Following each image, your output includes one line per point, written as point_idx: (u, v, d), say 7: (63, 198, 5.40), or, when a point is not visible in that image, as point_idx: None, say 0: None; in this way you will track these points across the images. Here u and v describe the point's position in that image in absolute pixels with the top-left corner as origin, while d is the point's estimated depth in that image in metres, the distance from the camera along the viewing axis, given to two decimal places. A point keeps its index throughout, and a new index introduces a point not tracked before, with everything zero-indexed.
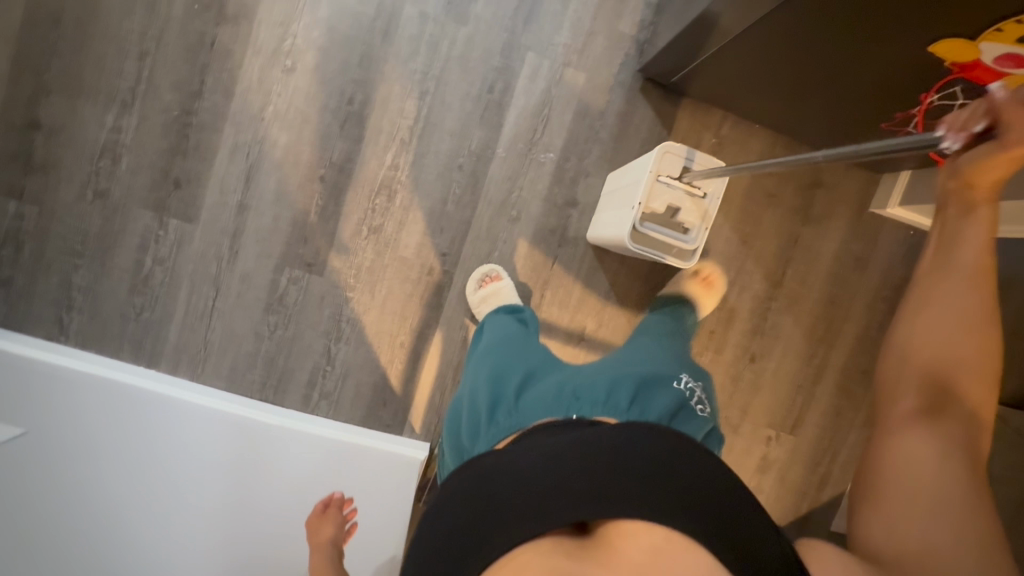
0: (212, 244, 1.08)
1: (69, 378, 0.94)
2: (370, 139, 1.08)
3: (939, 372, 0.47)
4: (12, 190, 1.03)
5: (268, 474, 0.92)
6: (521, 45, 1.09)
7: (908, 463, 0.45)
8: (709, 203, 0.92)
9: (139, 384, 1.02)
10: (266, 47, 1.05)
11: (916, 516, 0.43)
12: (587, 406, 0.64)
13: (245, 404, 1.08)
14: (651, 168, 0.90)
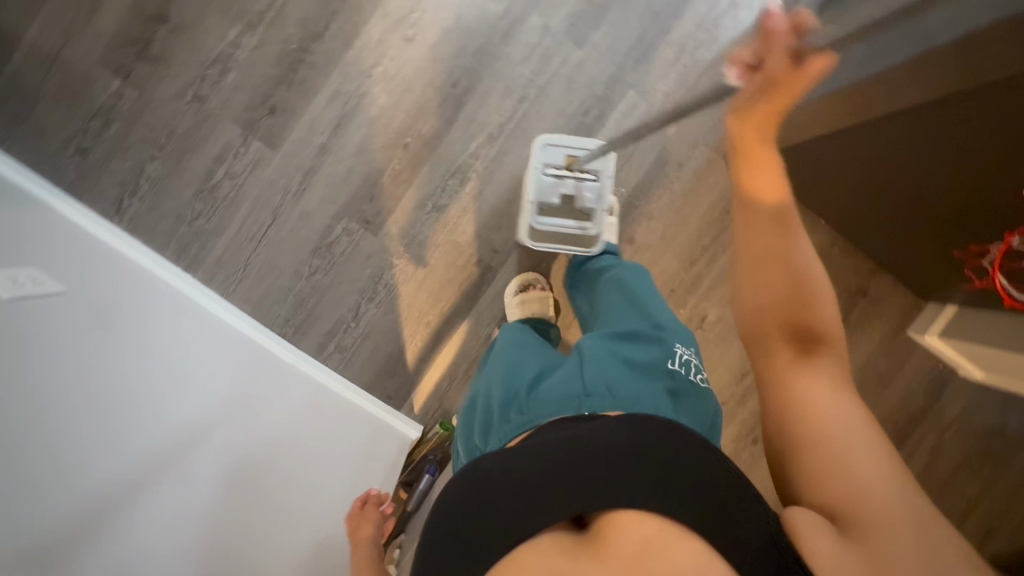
0: (284, 175, 1.11)
1: (75, 255, 0.88)
2: (461, 124, 1.12)
3: (788, 318, 0.54)
4: (119, 70, 1.07)
5: (260, 397, 0.94)
6: (626, 82, 1.14)
7: (807, 417, 0.50)
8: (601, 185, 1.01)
9: (141, 270, 0.98)
10: (395, 13, 1.09)
11: (835, 460, 0.48)
12: (598, 402, 0.65)
13: (247, 320, 1.08)
14: (533, 167, 1.02)
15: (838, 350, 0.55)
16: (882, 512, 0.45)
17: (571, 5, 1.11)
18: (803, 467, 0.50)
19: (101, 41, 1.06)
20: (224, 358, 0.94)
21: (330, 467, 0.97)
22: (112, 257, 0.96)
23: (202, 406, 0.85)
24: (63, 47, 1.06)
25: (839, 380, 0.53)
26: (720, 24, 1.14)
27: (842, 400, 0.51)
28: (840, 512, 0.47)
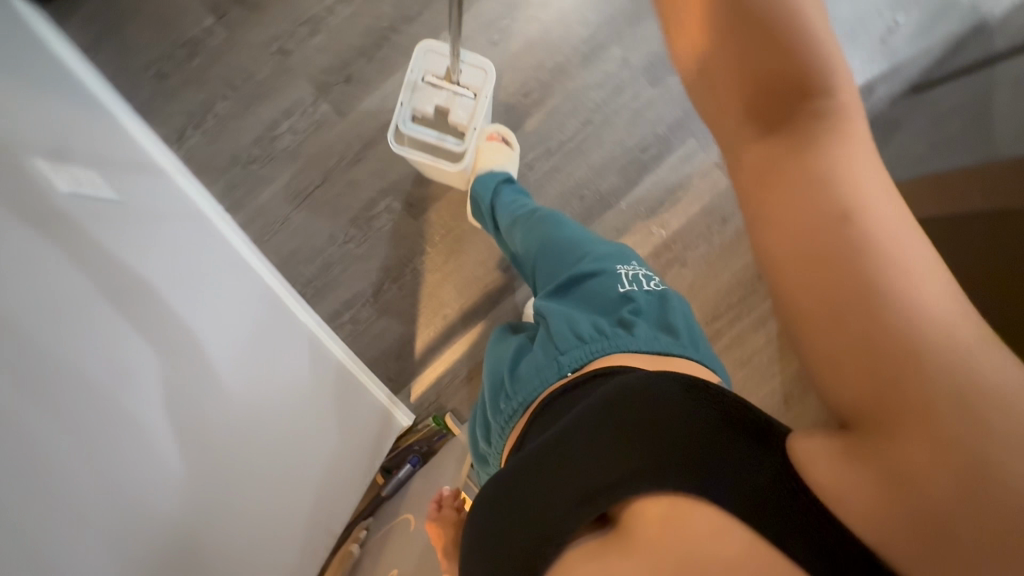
0: (343, 142, 1.13)
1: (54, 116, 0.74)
2: (522, 133, 1.14)
3: (760, 97, 0.31)
4: (216, 9, 1.10)
5: (260, 370, 0.85)
6: (690, 129, 1.15)
7: (799, 291, 0.31)
8: (478, 103, 1.01)
9: (115, 159, 0.85)
10: (486, 16, 1.13)
11: (849, 346, 0.30)
12: (574, 350, 0.66)
13: (262, 262, 1.08)
14: (410, 74, 1.00)
15: (846, 102, 0.32)
16: (923, 408, 0.29)
17: (653, 46, 1.14)
18: (811, 357, 0.32)
19: None
20: (183, 269, 0.81)
21: (281, 413, 0.86)
22: (90, 132, 0.82)
23: (164, 319, 0.71)
24: None
25: (846, 170, 0.30)
26: None
27: (862, 217, 0.30)
28: (860, 416, 0.32)
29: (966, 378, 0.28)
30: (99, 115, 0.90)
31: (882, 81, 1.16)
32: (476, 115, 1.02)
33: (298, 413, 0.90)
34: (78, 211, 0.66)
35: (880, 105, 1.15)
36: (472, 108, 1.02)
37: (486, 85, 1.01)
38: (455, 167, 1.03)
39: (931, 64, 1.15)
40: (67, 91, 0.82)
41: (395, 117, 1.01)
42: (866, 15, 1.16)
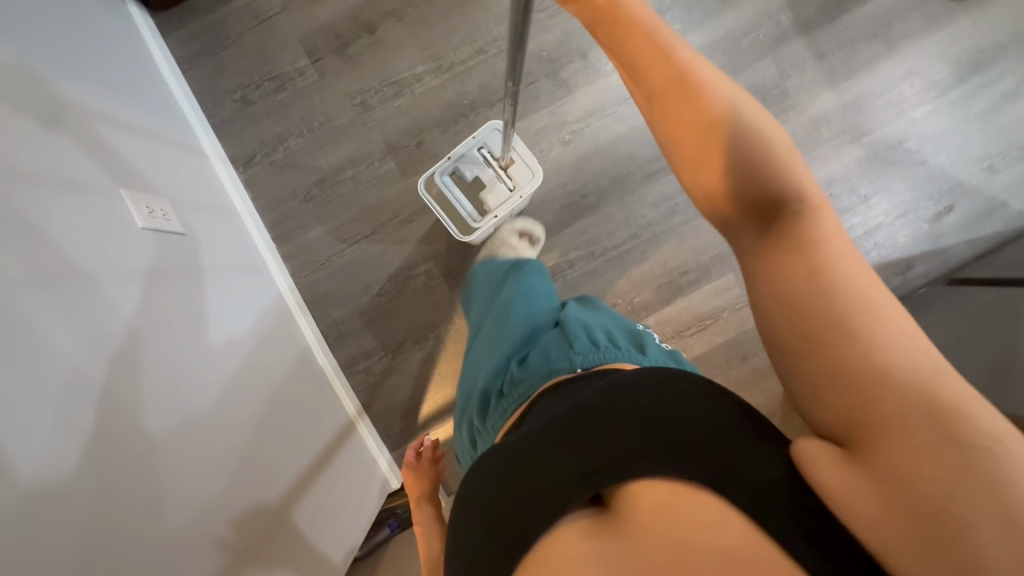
0: (401, 200, 1.17)
1: (97, 135, 0.82)
2: (571, 231, 1.17)
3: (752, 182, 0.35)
4: (313, 52, 1.15)
5: (227, 351, 0.88)
6: (730, 264, 1.18)
7: (784, 330, 0.35)
8: (512, 196, 1.06)
9: (166, 191, 0.93)
10: (564, 115, 1.17)
11: (831, 379, 0.33)
12: (591, 353, 0.63)
13: (301, 302, 1.15)
14: (468, 141, 1.06)
15: (815, 192, 0.36)
16: (900, 428, 0.31)
17: None
18: (800, 386, 0.35)
19: (311, 24, 1.15)
20: (171, 237, 0.87)
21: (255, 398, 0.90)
22: (143, 160, 0.90)
23: (145, 277, 0.78)
24: (278, 14, 1.15)
25: (822, 237, 0.35)
26: None
27: (833, 271, 0.34)
28: (849, 433, 0.33)
29: (929, 400, 0.31)
30: (138, 98, 0.98)
31: (923, 260, 1.18)
32: (504, 206, 1.07)
33: (259, 399, 0.90)
34: (102, 168, 0.80)
35: (915, 283, 1.18)
36: (505, 197, 1.07)
37: (529, 185, 1.06)
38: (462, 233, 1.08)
39: (973, 256, 1.18)
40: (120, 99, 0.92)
41: (437, 166, 1.07)
42: (924, 195, 1.19)
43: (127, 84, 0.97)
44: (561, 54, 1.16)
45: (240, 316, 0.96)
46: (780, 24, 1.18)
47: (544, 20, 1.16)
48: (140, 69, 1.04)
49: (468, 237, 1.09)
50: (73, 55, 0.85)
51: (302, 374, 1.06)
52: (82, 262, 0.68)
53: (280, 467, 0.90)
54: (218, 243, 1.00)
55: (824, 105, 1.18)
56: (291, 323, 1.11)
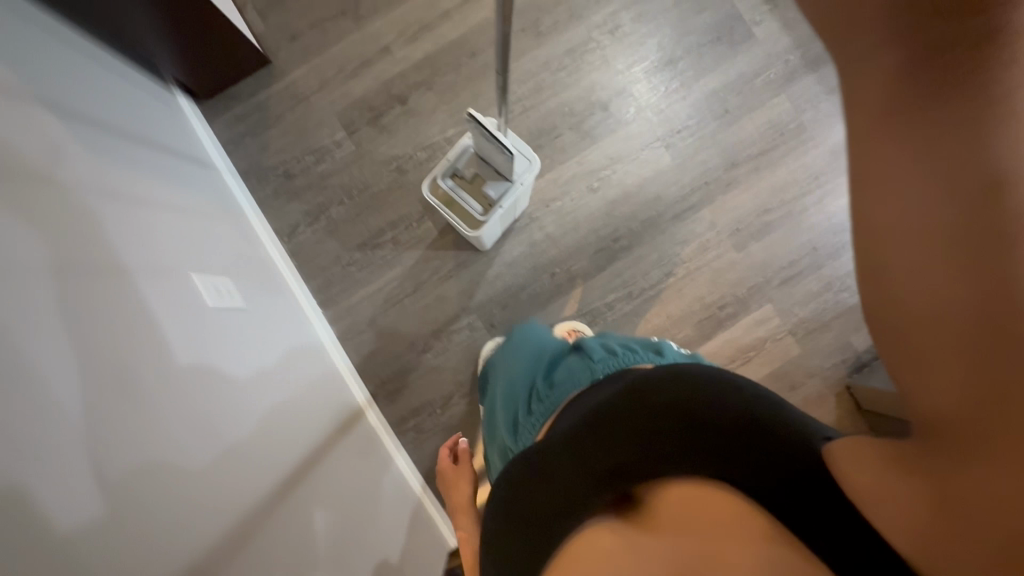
0: (440, 258, 1.20)
1: (167, 218, 0.87)
2: (608, 274, 1.20)
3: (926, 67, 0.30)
4: (349, 125, 1.22)
5: (239, 372, 0.85)
6: (766, 295, 1.20)
7: (910, 267, 0.30)
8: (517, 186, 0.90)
9: (227, 269, 0.97)
10: (590, 164, 1.21)
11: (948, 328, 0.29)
12: (611, 362, 0.72)
13: (349, 365, 1.18)
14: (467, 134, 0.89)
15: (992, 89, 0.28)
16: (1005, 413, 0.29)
17: (742, 213, 1.21)
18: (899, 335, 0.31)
19: (345, 100, 1.23)
20: (180, 254, 0.86)
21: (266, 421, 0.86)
22: (206, 241, 0.95)
23: (155, 294, 0.75)
24: (314, 94, 1.23)
25: (992, 145, 0.28)
26: None
27: (998, 210, 0.28)
28: (939, 409, 0.31)
29: None
30: (150, 135, 1.00)
31: None
32: (509, 198, 0.91)
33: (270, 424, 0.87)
34: (116, 186, 0.79)
35: None
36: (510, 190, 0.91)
37: (534, 171, 0.89)
38: (471, 234, 0.94)
39: None
40: (129, 130, 0.94)
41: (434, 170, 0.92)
42: None
43: (185, 173, 1.03)
44: (583, 108, 1.22)
45: (255, 340, 0.94)
46: (789, 63, 1.23)
47: (565, 77, 1.23)
48: (152, 111, 1.06)
49: (478, 237, 0.95)
50: (81, 85, 0.86)
51: (321, 406, 1.03)
52: (108, 303, 0.65)
53: (343, 536, 0.91)
54: (231, 267, 0.99)
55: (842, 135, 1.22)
56: (313, 356, 1.10)
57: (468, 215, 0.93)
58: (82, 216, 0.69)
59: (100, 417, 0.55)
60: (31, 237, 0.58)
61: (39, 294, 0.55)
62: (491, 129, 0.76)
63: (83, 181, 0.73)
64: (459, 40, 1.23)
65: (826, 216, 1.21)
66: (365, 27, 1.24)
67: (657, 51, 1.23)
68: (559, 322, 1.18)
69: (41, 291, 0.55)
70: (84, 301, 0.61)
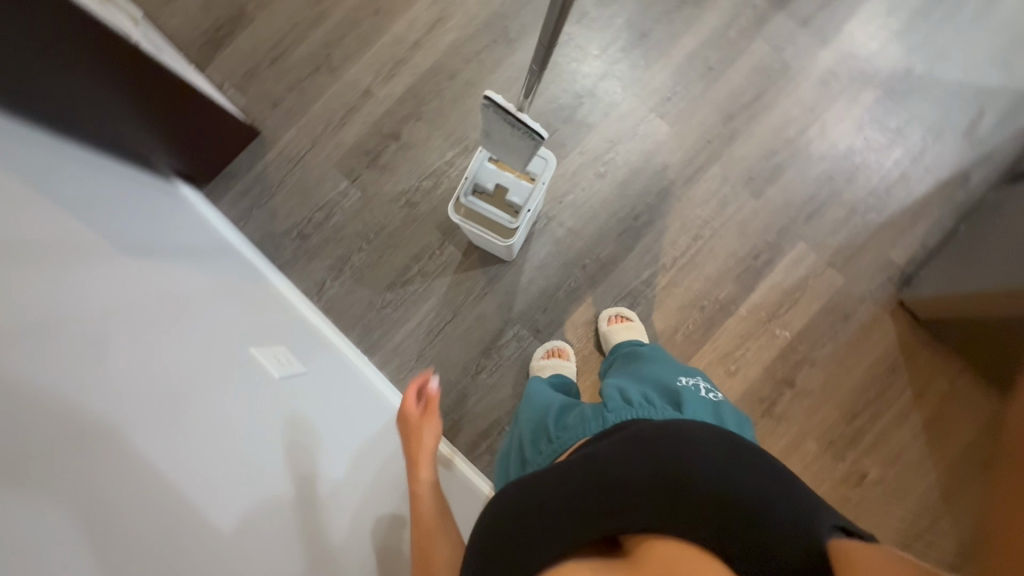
0: (470, 278, 1.20)
1: (206, 308, 0.87)
2: (638, 253, 1.20)
3: None
4: (350, 173, 1.23)
5: (291, 425, 0.82)
6: (796, 233, 1.20)
7: None
8: (540, 188, 0.91)
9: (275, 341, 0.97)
10: (592, 151, 1.22)
11: None
12: (622, 413, 0.74)
13: None
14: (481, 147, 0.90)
15: None
16: None
17: (750, 161, 1.21)
18: None
19: (340, 150, 1.24)
20: (206, 321, 0.84)
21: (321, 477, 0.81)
22: (247, 319, 0.96)
23: (192, 358, 0.73)
24: (308, 152, 1.24)
25: None
26: (891, 191, 1.20)
27: None
28: None
29: None
30: (146, 217, 0.98)
31: (976, 168, 1.20)
32: (534, 200, 0.91)
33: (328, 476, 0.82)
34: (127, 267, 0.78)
35: (980, 192, 1.19)
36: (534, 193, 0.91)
37: (552, 169, 0.90)
38: (505, 245, 0.93)
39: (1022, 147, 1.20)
40: (123, 215, 0.92)
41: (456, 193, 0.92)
42: (950, 110, 1.21)
43: (207, 258, 1.04)
44: (571, 99, 1.23)
45: (303, 391, 0.91)
46: (757, 7, 1.24)
47: (545, 75, 1.24)
48: (147, 196, 1.06)
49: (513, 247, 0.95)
50: (66, 174, 0.85)
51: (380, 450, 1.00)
52: (143, 371, 0.63)
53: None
54: (259, 327, 0.97)
55: (826, 62, 1.23)
56: (367, 401, 1.08)
57: (498, 228, 0.93)
58: (136, 323, 0.68)
59: (166, 520, 0.53)
60: (73, 330, 0.57)
61: (90, 387, 0.54)
62: (512, 111, 0.68)
63: (125, 290, 0.73)
64: (436, 67, 1.24)
65: (832, 143, 1.21)
66: (342, 76, 1.25)
67: (628, 27, 1.24)
68: (606, 309, 1.18)
69: (121, 416, 0.55)
70: (114, 374, 0.58)
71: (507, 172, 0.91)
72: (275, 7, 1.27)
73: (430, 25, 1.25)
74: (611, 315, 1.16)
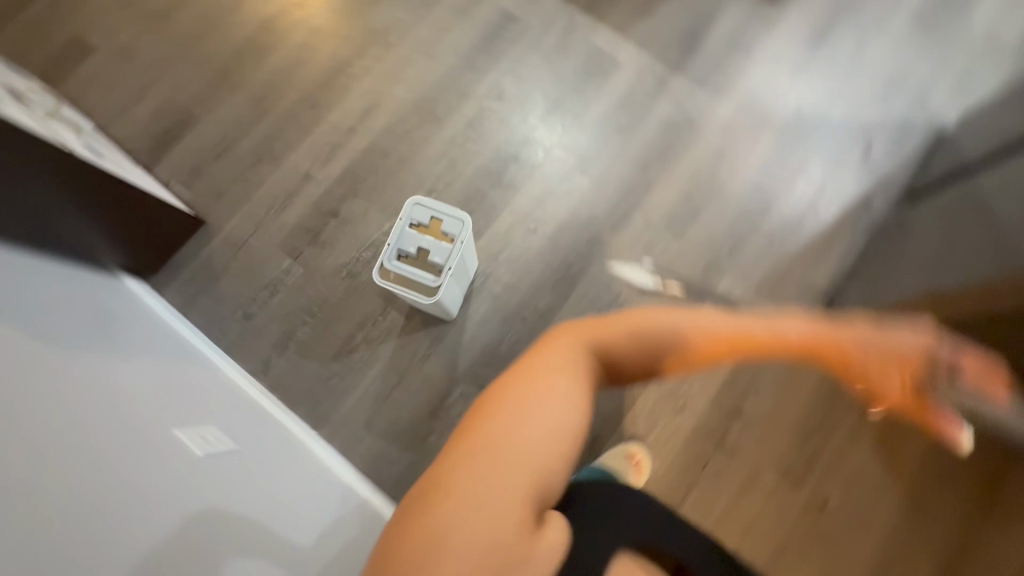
0: (414, 340, 1.22)
1: (117, 400, 0.80)
2: (574, 300, 1.24)
3: None
4: (293, 252, 1.28)
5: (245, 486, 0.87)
6: (722, 267, 1.26)
7: None
8: (458, 248, 0.96)
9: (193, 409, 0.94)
10: (520, 210, 1.30)
11: None
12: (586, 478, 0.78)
13: (359, 476, 1.15)
14: (401, 216, 0.97)
15: None
16: None
17: (669, 205, 1.30)
18: None
19: (283, 231, 1.30)
20: (143, 402, 0.85)
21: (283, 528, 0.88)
22: (162, 394, 0.91)
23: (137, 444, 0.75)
24: (252, 235, 1.30)
25: None
26: (803, 220, 1.28)
27: None
28: None
29: None
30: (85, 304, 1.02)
31: (876, 193, 1.29)
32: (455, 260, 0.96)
33: (289, 526, 0.89)
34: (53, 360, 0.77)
35: (883, 213, 1.28)
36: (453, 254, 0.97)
37: (469, 232, 0.96)
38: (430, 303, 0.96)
39: (912, 171, 1.30)
40: (60, 305, 0.94)
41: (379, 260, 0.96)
42: (842, 144, 1.33)
43: (117, 334, 1.00)
44: (497, 165, 1.32)
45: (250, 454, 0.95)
46: (657, 71, 1.37)
47: (472, 146, 1.34)
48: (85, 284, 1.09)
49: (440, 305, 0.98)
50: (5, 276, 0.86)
51: (333, 496, 1.05)
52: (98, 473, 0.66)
53: None
54: (195, 396, 1.00)
55: (725, 112, 1.35)
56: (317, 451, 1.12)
57: (422, 289, 0.97)
58: (75, 471, 0.63)
59: None
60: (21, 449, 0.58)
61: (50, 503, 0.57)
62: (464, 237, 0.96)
63: (67, 412, 0.70)
64: (371, 148, 1.34)
65: (741, 181, 1.31)
66: (282, 164, 1.34)
67: (544, 98, 1.37)
68: (620, 445, 1.15)
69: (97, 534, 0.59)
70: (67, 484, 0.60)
71: (427, 235, 0.97)
72: (219, 109, 1.37)
73: (363, 112, 1.36)
74: (620, 449, 1.14)
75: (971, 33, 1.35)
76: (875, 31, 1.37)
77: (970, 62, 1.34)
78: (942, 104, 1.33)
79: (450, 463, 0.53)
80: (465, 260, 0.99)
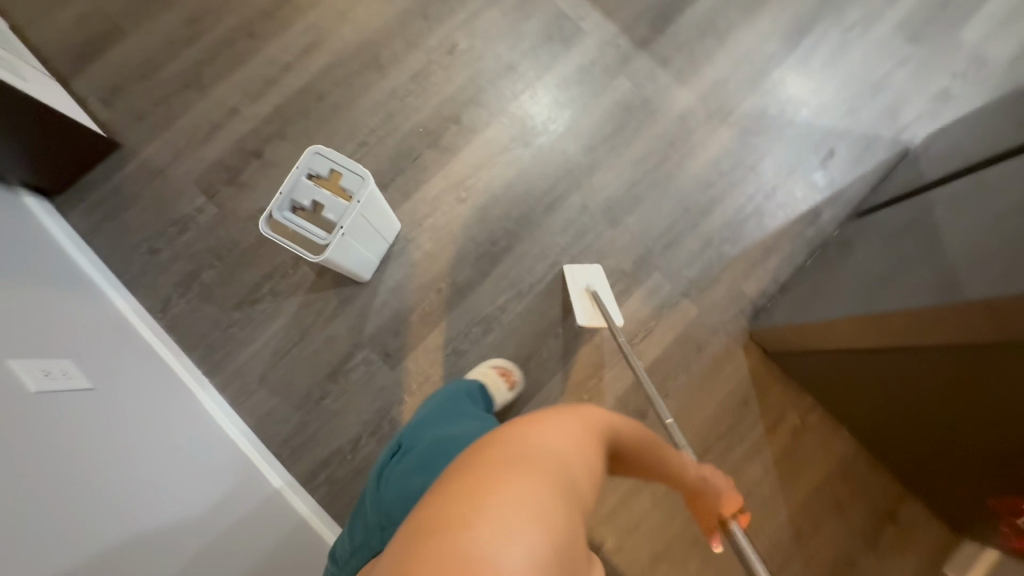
0: (322, 299, 1.17)
1: None
2: (494, 278, 1.19)
3: None
4: (208, 189, 1.21)
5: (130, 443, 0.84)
6: (653, 263, 1.20)
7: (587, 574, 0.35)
8: (355, 207, 0.90)
9: (37, 337, 0.83)
10: (453, 177, 1.23)
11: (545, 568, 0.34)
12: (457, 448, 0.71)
13: (245, 431, 1.11)
14: (299, 164, 0.90)
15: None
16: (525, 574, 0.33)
17: (609, 192, 1.23)
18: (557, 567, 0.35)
19: (201, 166, 1.22)
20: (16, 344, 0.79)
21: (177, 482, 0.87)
22: (7, 323, 0.80)
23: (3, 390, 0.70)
24: (168, 166, 1.22)
25: None
26: (745, 226, 1.22)
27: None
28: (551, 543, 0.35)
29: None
30: None
31: (827, 207, 1.23)
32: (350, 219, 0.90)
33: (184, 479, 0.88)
34: None
35: (830, 229, 1.22)
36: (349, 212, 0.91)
37: (370, 191, 0.90)
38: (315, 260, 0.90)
39: (868, 189, 1.24)
40: None
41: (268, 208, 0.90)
42: (801, 151, 1.25)
43: None
44: (436, 125, 1.25)
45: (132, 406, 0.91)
46: (621, 46, 1.28)
47: (412, 101, 1.25)
48: None
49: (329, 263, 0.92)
50: None
51: (218, 448, 1.02)
52: None
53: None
54: (73, 334, 0.93)
55: (685, 101, 1.27)
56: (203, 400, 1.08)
57: (312, 244, 0.91)
58: None
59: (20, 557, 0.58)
60: None
61: None
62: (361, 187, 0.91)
63: None
64: (304, 89, 1.26)
65: (688, 176, 1.24)
66: (209, 94, 1.25)
67: (496, 59, 1.27)
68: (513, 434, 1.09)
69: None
70: None
71: (325, 189, 0.90)
72: (150, 25, 1.28)
73: (302, 49, 1.27)
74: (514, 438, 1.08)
75: (957, 49, 1.27)
76: (859, 33, 1.28)
77: (951, 80, 1.26)
78: (913, 121, 1.25)
79: (482, 459, 0.40)
80: (365, 221, 0.94)
